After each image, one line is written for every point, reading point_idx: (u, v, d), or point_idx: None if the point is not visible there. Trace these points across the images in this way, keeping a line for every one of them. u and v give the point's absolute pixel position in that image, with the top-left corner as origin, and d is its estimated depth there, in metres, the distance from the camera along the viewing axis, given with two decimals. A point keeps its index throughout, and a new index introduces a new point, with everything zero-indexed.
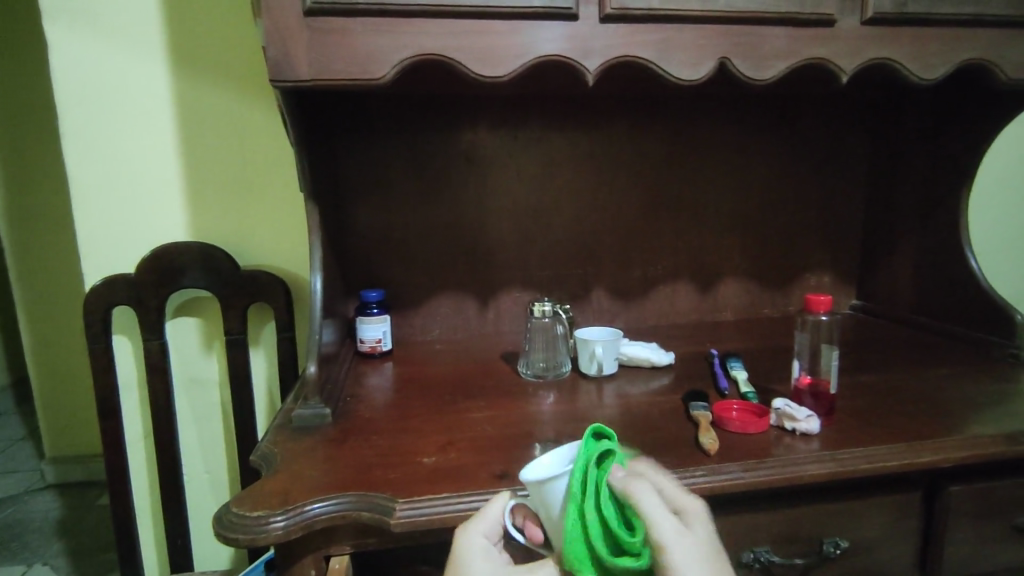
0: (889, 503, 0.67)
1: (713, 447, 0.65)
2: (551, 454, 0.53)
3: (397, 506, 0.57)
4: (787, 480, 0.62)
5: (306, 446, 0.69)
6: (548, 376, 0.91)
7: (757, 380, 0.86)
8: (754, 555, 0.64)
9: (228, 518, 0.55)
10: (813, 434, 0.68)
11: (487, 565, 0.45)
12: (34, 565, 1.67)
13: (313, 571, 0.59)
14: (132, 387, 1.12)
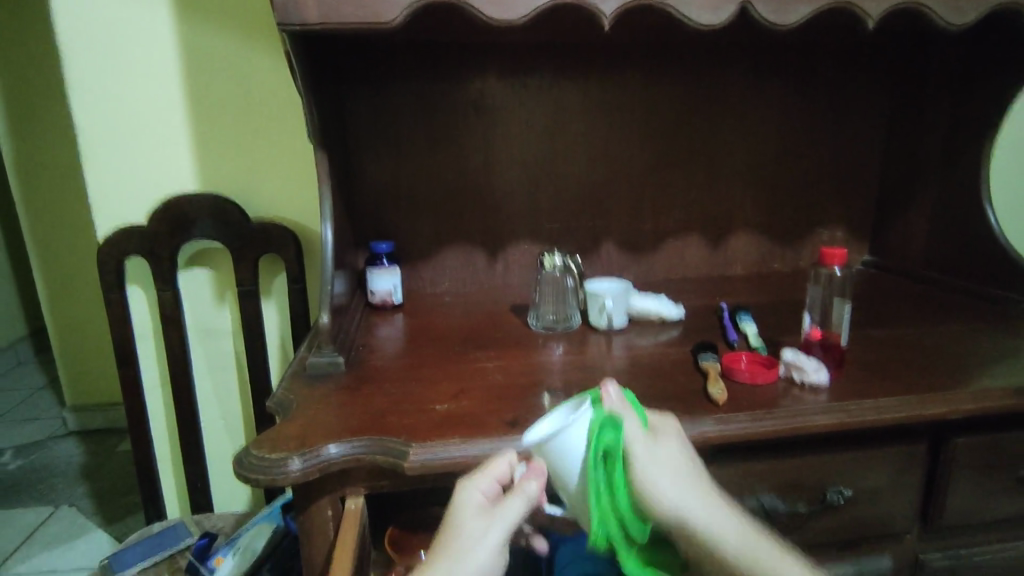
0: (894, 454, 0.68)
1: (722, 397, 0.65)
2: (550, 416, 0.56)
3: (410, 450, 0.58)
4: (793, 431, 0.62)
5: (321, 392, 0.70)
6: (558, 329, 0.91)
7: (766, 333, 0.86)
8: (758, 502, 0.66)
9: (247, 459, 0.57)
10: (822, 386, 0.68)
11: (478, 518, 0.48)
12: (61, 506, 1.76)
13: (329, 511, 0.61)
14: (148, 337, 1.14)
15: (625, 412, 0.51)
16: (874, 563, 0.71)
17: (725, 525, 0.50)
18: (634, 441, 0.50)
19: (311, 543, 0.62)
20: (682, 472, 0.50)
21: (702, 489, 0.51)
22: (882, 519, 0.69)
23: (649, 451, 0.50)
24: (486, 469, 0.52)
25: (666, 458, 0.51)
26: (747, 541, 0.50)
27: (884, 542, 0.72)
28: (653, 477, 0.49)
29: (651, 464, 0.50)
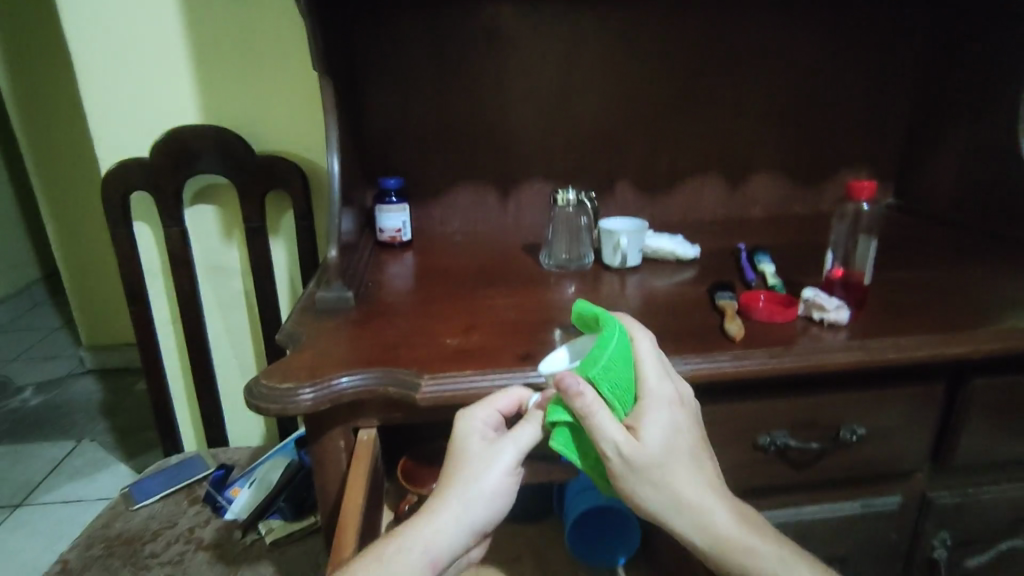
0: (911, 394, 0.67)
1: (739, 334, 0.64)
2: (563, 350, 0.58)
3: (421, 382, 0.58)
4: (812, 368, 0.61)
5: (332, 326, 0.70)
6: (571, 267, 0.90)
7: (784, 274, 0.83)
8: (770, 439, 0.65)
9: (258, 389, 0.57)
10: (842, 324, 0.66)
11: (483, 444, 0.48)
12: (84, 440, 1.81)
13: (342, 441, 0.61)
14: (158, 274, 1.13)
15: (595, 407, 0.46)
16: (880, 501, 0.72)
17: (715, 513, 0.47)
18: (606, 442, 0.46)
19: (324, 472, 0.62)
20: (662, 472, 0.46)
21: (686, 483, 0.47)
22: (895, 459, 0.69)
23: (623, 454, 0.46)
24: (490, 399, 0.52)
25: (646, 461, 0.46)
26: (734, 532, 0.47)
27: (893, 481, 0.72)
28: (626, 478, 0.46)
29: (625, 466, 0.46)
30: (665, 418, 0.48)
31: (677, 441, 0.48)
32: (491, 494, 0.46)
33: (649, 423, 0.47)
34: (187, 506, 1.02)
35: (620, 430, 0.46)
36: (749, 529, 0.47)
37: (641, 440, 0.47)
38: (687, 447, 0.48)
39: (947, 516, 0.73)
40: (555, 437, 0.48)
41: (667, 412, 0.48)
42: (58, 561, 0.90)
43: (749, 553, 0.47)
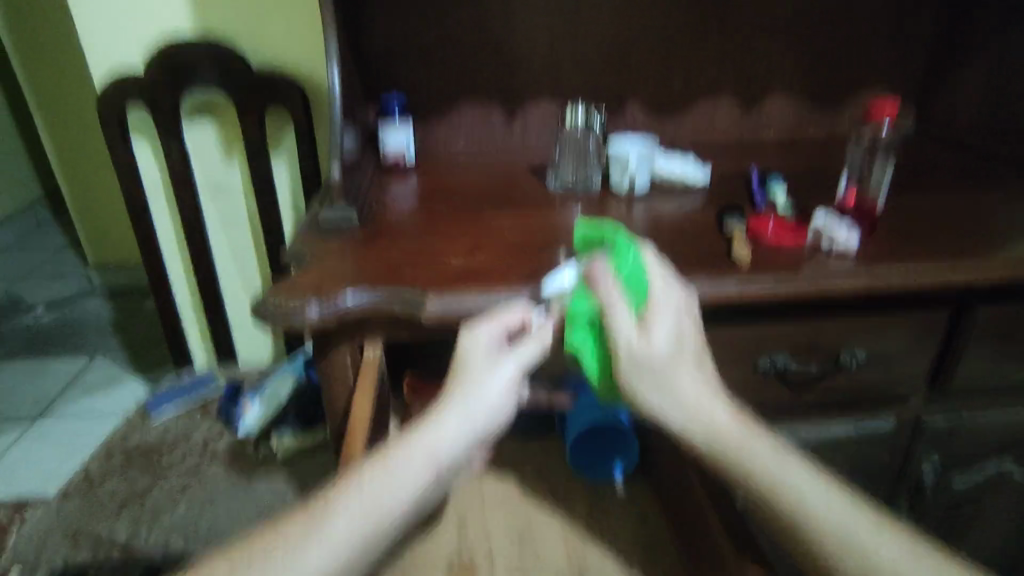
0: (914, 321, 0.67)
1: (746, 258, 0.64)
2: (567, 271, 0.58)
3: (427, 300, 0.58)
4: (815, 292, 0.61)
5: (336, 245, 0.69)
6: (577, 189, 0.88)
7: (795, 199, 0.82)
8: (771, 362, 0.66)
9: (265, 304, 0.58)
10: (850, 252, 0.66)
11: (486, 360, 0.50)
12: (97, 356, 1.86)
13: (350, 357, 0.62)
14: (160, 194, 1.12)
15: (613, 302, 0.48)
16: (876, 424, 0.73)
17: (715, 416, 0.44)
18: (618, 334, 0.47)
19: (333, 388, 0.64)
20: (667, 367, 0.45)
21: (689, 383, 0.45)
22: (891, 382, 0.70)
23: (632, 346, 0.46)
24: (495, 315, 0.54)
25: (653, 355, 0.46)
26: (735, 437, 0.43)
27: (889, 405, 0.73)
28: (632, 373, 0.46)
29: (632, 360, 0.46)
30: (672, 317, 0.48)
31: (684, 342, 0.47)
32: (493, 405, 0.48)
33: (657, 320, 0.47)
34: (201, 419, 1.04)
35: (632, 324, 0.47)
36: (751, 434, 0.43)
37: (650, 336, 0.47)
38: (693, 350, 0.47)
39: (938, 439, 0.75)
40: (571, 334, 0.51)
41: (675, 316, 0.48)
42: (81, 471, 0.95)
43: (747, 459, 0.42)
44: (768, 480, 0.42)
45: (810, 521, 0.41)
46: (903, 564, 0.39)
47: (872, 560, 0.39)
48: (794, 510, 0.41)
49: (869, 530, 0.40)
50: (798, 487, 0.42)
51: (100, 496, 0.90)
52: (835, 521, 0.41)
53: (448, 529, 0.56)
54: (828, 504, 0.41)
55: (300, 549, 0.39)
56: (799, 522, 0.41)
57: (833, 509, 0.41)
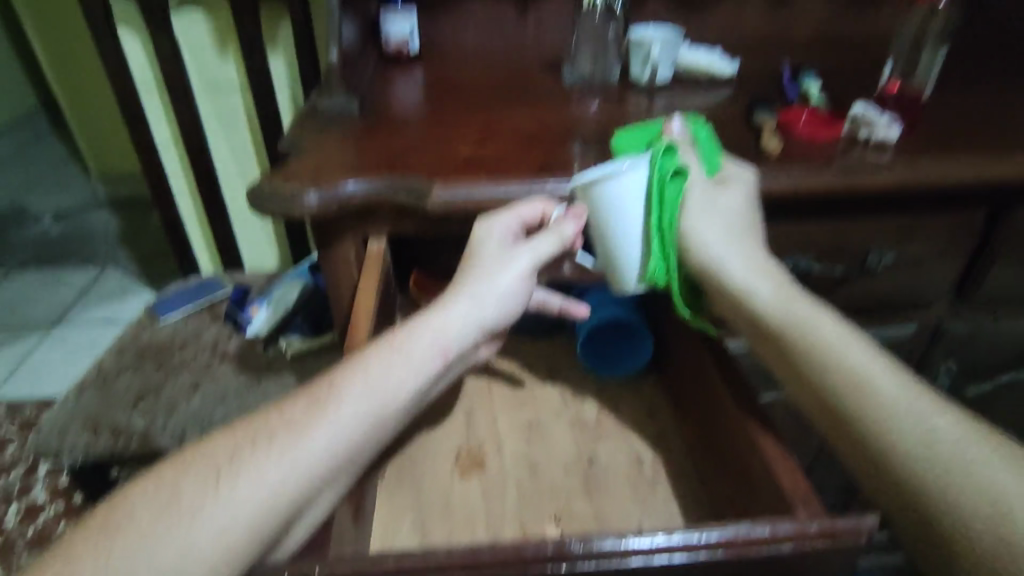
0: (951, 222, 0.63)
1: (777, 149, 0.60)
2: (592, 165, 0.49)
3: (433, 189, 0.55)
4: (848, 188, 0.57)
5: (335, 135, 0.65)
6: (596, 80, 0.81)
7: (831, 92, 0.75)
8: (793, 264, 0.63)
9: (261, 190, 0.55)
10: (890, 143, 0.61)
11: (498, 247, 0.48)
12: (107, 267, 1.85)
13: (353, 254, 0.60)
14: (152, 89, 1.04)
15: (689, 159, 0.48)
16: (898, 328, 0.71)
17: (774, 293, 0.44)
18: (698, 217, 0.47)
19: (337, 282, 0.61)
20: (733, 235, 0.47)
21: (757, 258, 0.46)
22: (918, 287, 0.67)
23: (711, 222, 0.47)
24: (511, 208, 0.51)
25: (724, 229, 0.47)
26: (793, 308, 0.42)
27: (912, 310, 0.70)
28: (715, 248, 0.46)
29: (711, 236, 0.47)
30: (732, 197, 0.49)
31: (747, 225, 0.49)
32: (505, 297, 0.46)
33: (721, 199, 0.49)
34: (210, 322, 1.03)
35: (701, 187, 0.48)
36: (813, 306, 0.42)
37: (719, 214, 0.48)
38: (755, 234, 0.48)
39: (956, 345, 0.73)
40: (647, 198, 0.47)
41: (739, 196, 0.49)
42: (95, 367, 0.96)
43: (801, 325, 0.41)
44: (822, 342, 0.40)
45: (867, 385, 0.38)
46: (969, 441, 0.35)
47: (932, 433, 0.35)
48: (847, 374, 0.38)
49: (937, 410, 0.36)
50: (857, 358, 0.39)
51: (114, 391, 0.91)
52: (894, 391, 0.37)
53: (457, 420, 0.56)
54: (891, 380, 0.38)
55: (306, 428, 0.38)
56: (852, 386, 0.38)
57: (895, 385, 0.38)
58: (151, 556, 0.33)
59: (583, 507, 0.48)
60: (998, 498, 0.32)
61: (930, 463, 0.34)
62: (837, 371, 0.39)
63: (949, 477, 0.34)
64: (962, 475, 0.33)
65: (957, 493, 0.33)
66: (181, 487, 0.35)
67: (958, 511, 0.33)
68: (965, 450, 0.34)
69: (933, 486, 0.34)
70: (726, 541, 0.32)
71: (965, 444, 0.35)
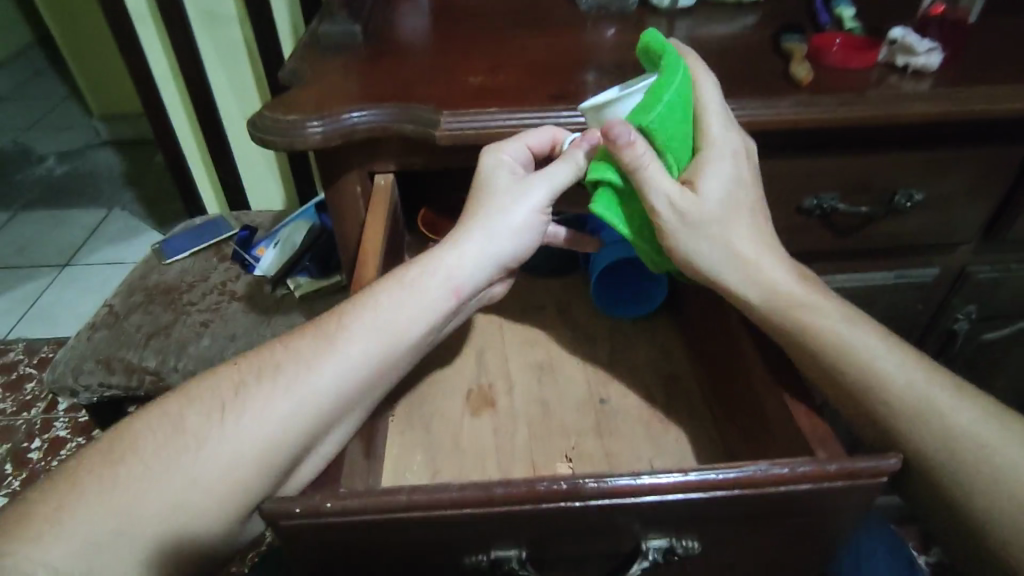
0: (989, 158, 0.59)
1: (807, 79, 0.55)
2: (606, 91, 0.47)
3: (441, 119, 0.52)
4: (882, 119, 0.53)
5: (338, 64, 0.62)
6: (611, 9, 0.74)
7: (868, 18, 0.70)
8: (816, 202, 0.60)
9: (263, 122, 0.53)
10: (930, 71, 0.57)
11: (508, 179, 0.46)
12: (115, 209, 1.84)
13: (359, 188, 0.58)
14: (148, 21, 0.99)
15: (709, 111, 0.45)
16: (917, 273, 0.69)
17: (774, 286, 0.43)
18: (657, 191, 0.43)
19: (344, 219, 0.59)
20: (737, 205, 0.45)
21: (745, 241, 0.44)
22: (948, 228, 0.64)
23: (679, 202, 0.43)
24: (521, 135, 0.48)
25: (701, 211, 0.43)
26: (795, 300, 0.43)
27: (935, 253, 0.68)
28: (676, 229, 0.44)
29: (676, 219, 0.43)
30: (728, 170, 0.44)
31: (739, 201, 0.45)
32: (520, 229, 0.44)
33: (709, 174, 0.44)
34: (218, 262, 1.03)
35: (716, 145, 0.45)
36: (818, 295, 0.43)
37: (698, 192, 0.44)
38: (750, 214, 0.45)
39: (981, 290, 0.70)
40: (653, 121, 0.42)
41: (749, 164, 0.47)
42: (105, 306, 0.95)
43: (811, 320, 0.41)
44: (837, 340, 0.41)
45: (885, 385, 0.39)
46: (986, 434, 0.37)
47: (951, 431, 0.38)
48: (867, 374, 0.40)
49: (952, 403, 0.39)
50: (864, 342, 0.41)
51: (125, 328, 0.90)
52: (911, 388, 0.39)
53: (466, 359, 0.55)
54: (904, 374, 0.40)
55: (313, 364, 0.38)
56: (871, 386, 0.39)
57: (910, 377, 0.40)
58: (160, 482, 0.34)
59: (594, 447, 0.48)
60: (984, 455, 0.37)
61: (953, 463, 0.37)
62: (856, 371, 0.40)
63: (973, 476, 0.37)
64: (981, 477, 0.36)
65: (980, 492, 0.36)
66: (185, 418, 0.37)
67: (977, 504, 0.36)
68: (985, 446, 0.37)
69: (955, 484, 0.37)
70: (744, 480, 0.32)
71: (984, 439, 0.37)
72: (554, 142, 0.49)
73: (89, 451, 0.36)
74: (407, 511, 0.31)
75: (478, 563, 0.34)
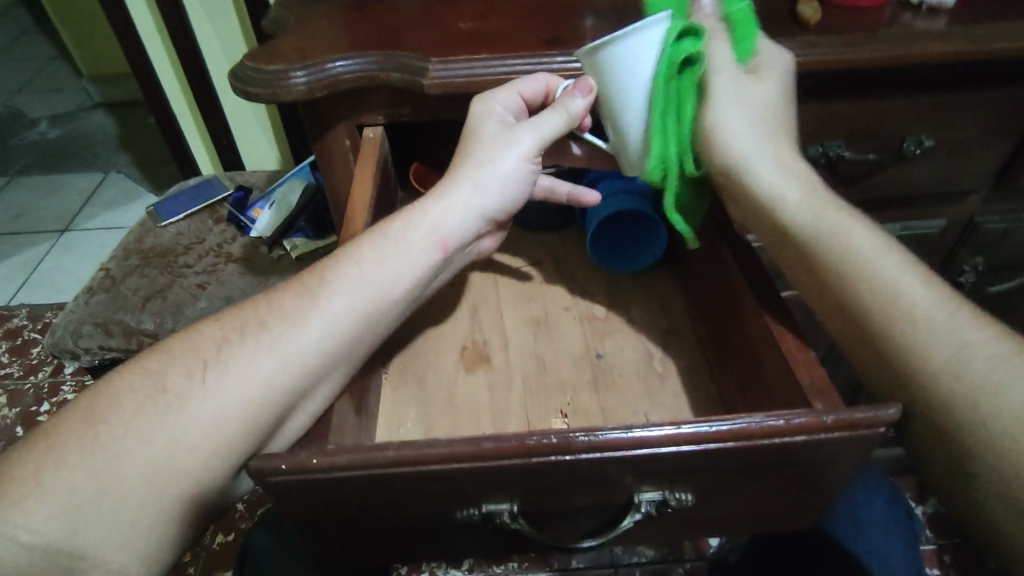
0: (1005, 101, 0.56)
1: (814, 19, 0.53)
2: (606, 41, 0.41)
3: (430, 67, 0.49)
4: (894, 61, 0.51)
5: (323, 9, 0.58)
6: None
7: None
8: (822, 150, 0.58)
9: (246, 73, 0.51)
10: (945, 9, 0.54)
11: (498, 129, 0.45)
12: (110, 172, 1.81)
13: (348, 141, 0.56)
14: None
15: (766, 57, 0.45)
16: (923, 224, 0.67)
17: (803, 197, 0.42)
18: (717, 77, 0.43)
19: (334, 175, 0.58)
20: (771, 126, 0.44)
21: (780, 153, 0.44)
22: (959, 176, 0.62)
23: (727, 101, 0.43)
24: (513, 83, 0.47)
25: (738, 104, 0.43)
26: (825, 211, 0.41)
27: (944, 203, 0.66)
28: (719, 119, 0.43)
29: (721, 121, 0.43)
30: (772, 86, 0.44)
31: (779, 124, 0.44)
32: (507, 180, 0.45)
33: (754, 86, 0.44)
34: (213, 224, 1.01)
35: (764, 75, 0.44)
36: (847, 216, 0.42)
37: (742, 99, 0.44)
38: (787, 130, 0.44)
39: (989, 241, 0.69)
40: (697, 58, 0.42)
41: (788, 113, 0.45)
42: (100, 269, 0.93)
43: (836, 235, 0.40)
44: (859, 257, 0.39)
45: (905, 304, 0.38)
46: (1001, 352, 0.35)
47: (967, 348, 0.36)
48: (886, 294, 0.38)
49: (968, 323, 0.37)
50: (893, 269, 0.39)
51: (122, 291, 0.89)
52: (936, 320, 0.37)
53: (461, 315, 0.54)
54: (927, 292, 0.38)
55: (297, 321, 0.38)
56: (890, 304, 0.38)
57: (931, 296, 0.38)
58: (143, 442, 0.34)
59: (589, 403, 0.47)
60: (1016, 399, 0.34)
61: (966, 383, 0.35)
62: (876, 291, 0.38)
63: (980, 397, 0.34)
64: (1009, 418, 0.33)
65: (988, 410, 0.34)
66: (165, 377, 0.36)
67: (986, 427, 0.34)
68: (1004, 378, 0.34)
69: (963, 405, 0.35)
70: (737, 433, 0.31)
71: (998, 357, 0.35)
72: (548, 90, 0.47)
73: (68, 414, 0.36)
74: (396, 466, 0.30)
75: (470, 517, 0.34)
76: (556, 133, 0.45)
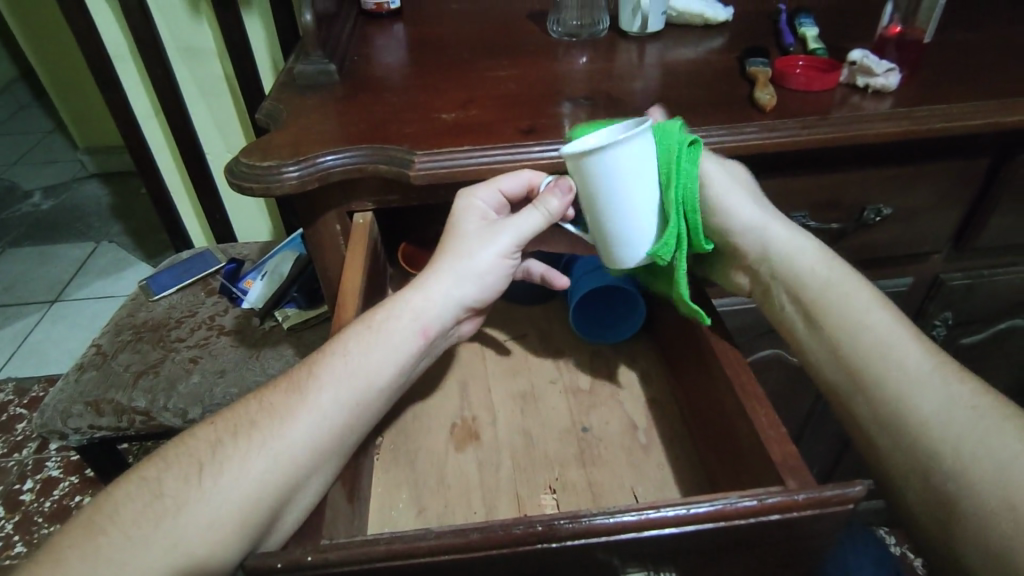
0: (950, 172, 0.61)
1: (770, 103, 0.57)
2: (594, 135, 0.46)
3: (415, 159, 0.53)
4: (846, 141, 0.55)
5: (312, 103, 0.62)
6: (583, 36, 0.73)
7: (831, 38, 0.70)
8: (788, 221, 0.61)
9: (240, 169, 0.53)
10: (889, 92, 0.58)
11: (477, 224, 0.49)
12: (102, 243, 1.83)
13: (338, 226, 0.58)
14: (127, 59, 0.99)
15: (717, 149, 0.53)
16: (891, 283, 0.70)
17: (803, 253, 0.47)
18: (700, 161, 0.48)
19: (324, 257, 0.60)
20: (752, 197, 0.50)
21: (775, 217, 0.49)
22: (920, 236, 0.65)
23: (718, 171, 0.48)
24: (496, 179, 0.50)
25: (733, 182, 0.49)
26: (831, 272, 0.46)
27: (908, 263, 0.69)
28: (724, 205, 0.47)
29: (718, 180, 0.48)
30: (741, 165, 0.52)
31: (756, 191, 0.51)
32: (484, 273, 0.48)
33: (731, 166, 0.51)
34: (205, 297, 1.03)
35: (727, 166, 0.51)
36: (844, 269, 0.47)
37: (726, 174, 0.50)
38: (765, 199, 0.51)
39: (955, 297, 0.71)
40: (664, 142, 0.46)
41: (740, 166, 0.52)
42: (93, 346, 0.94)
43: (843, 295, 0.45)
44: (867, 317, 0.43)
45: (898, 370, 0.41)
46: (988, 417, 0.38)
47: (952, 409, 0.38)
48: (878, 343, 0.42)
49: (957, 383, 0.40)
50: (886, 325, 0.43)
51: (114, 369, 0.90)
52: (922, 368, 0.40)
53: (449, 392, 0.56)
54: (916, 350, 0.41)
55: (288, 418, 0.40)
56: (884, 356, 0.41)
57: (924, 359, 0.41)
58: (138, 548, 0.35)
59: (578, 476, 0.49)
60: (999, 464, 0.36)
61: (949, 442, 0.38)
62: (872, 347, 0.42)
63: (965, 446, 0.37)
64: (983, 470, 0.36)
65: (975, 457, 0.37)
66: (162, 482, 0.37)
67: (974, 498, 0.36)
68: (984, 429, 0.37)
69: (938, 450, 0.38)
70: (715, 514, 0.33)
71: (982, 417, 0.38)
72: (530, 186, 0.51)
73: (67, 530, 0.37)
74: (387, 559, 0.32)
75: None
76: (529, 232, 0.48)
